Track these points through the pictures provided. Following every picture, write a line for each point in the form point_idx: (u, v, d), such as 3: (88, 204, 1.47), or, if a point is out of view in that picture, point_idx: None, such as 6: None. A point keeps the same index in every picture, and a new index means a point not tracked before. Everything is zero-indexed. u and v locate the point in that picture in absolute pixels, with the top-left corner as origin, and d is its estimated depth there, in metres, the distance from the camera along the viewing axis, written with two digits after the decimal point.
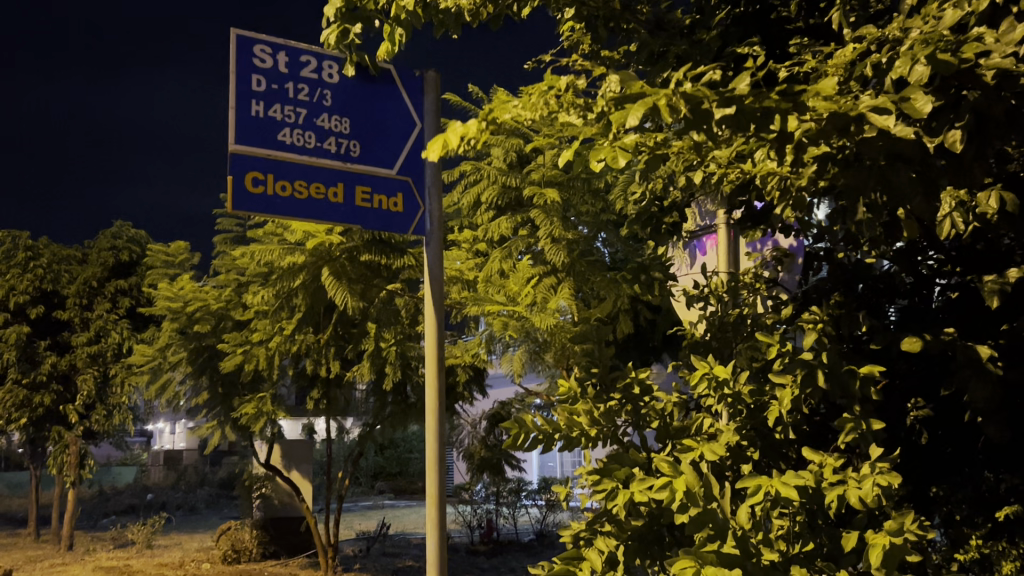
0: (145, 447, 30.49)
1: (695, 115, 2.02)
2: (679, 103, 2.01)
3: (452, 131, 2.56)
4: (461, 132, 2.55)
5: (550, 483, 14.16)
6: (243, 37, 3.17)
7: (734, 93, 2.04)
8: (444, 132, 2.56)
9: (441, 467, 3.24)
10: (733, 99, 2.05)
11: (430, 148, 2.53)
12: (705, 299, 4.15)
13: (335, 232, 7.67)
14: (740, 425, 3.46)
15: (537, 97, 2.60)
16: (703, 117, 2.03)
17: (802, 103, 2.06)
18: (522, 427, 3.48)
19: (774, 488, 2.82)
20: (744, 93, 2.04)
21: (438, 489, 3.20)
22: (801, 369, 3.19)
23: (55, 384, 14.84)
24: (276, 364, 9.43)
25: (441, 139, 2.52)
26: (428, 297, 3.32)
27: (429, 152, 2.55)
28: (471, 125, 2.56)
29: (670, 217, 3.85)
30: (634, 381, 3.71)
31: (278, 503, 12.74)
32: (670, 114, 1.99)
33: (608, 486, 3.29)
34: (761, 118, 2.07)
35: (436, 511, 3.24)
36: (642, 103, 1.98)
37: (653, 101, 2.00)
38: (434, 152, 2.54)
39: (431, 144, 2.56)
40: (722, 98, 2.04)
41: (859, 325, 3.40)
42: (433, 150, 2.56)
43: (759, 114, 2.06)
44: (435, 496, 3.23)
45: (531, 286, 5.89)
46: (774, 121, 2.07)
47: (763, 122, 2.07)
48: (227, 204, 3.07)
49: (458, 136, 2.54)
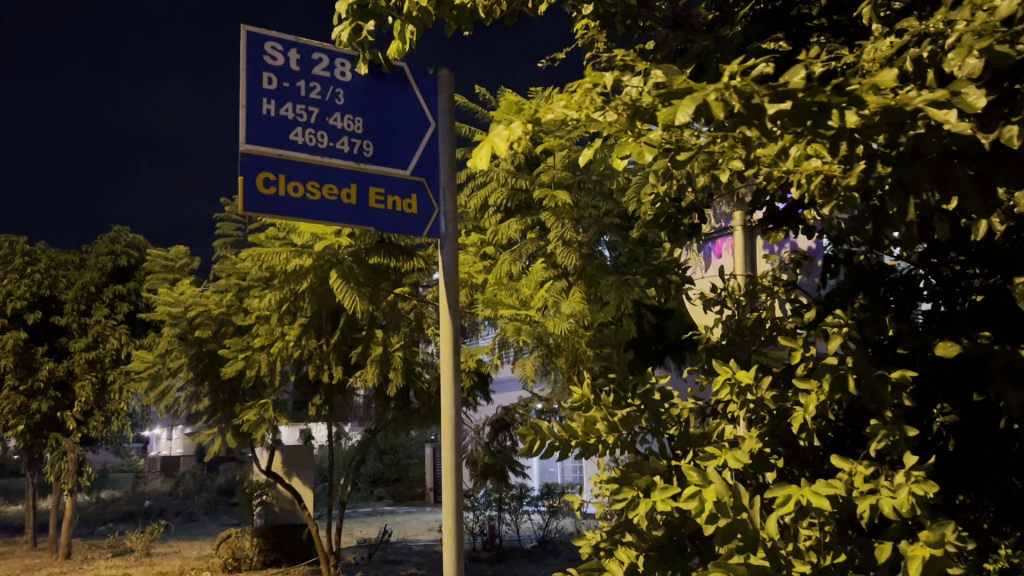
0: (143, 452, 30.24)
1: (747, 112, 1.89)
2: (731, 98, 1.87)
3: (497, 137, 2.36)
4: (507, 136, 2.35)
5: (552, 488, 14.11)
6: (253, 34, 3.07)
7: (785, 88, 1.91)
8: (489, 137, 2.37)
9: (457, 475, 3.14)
10: (786, 94, 1.92)
11: (475, 155, 2.32)
12: (722, 303, 4.07)
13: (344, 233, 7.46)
14: (762, 432, 3.37)
15: (581, 95, 2.41)
16: (756, 112, 1.90)
17: (857, 97, 1.92)
18: (537, 434, 3.37)
19: (805, 497, 2.74)
20: (798, 87, 1.91)
21: (455, 500, 3.10)
22: (829, 375, 3.11)
23: (52, 390, 14.71)
24: (278, 369, 9.36)
25: (487, 145, 2.32)
26: (442, 301, 3.22)
27: (475, 160, 2.33)
28: (516, 127, 2.37)
29: (688, 218, 3.78)
30: (652, 386, 3.63)
31: (278, 510, 12.59)
32: (725, 109, 1.83)
33: (627, 494, 3.18)
34: (818, 112, 1.93)
35: (453, 522, 3.13)
36: (689, 99, 1.83)
37: (702, 96, 1.84)
38: (482, 159, 2.33)
39: (475, 150, 2.35)
40: (775, 93, 1.91)
41: (885, 328, 3.30)
42: (480, 158, 2.35)
43: (816, 108, 1.92)
44: (451, 505, 3.13)
45: (542, 290, 5.82)
46: (831, 117, 1.92)
47: (819, 118, 1.93)
48: (237, 206, 2.97)
49: (504, 142, 2.33)
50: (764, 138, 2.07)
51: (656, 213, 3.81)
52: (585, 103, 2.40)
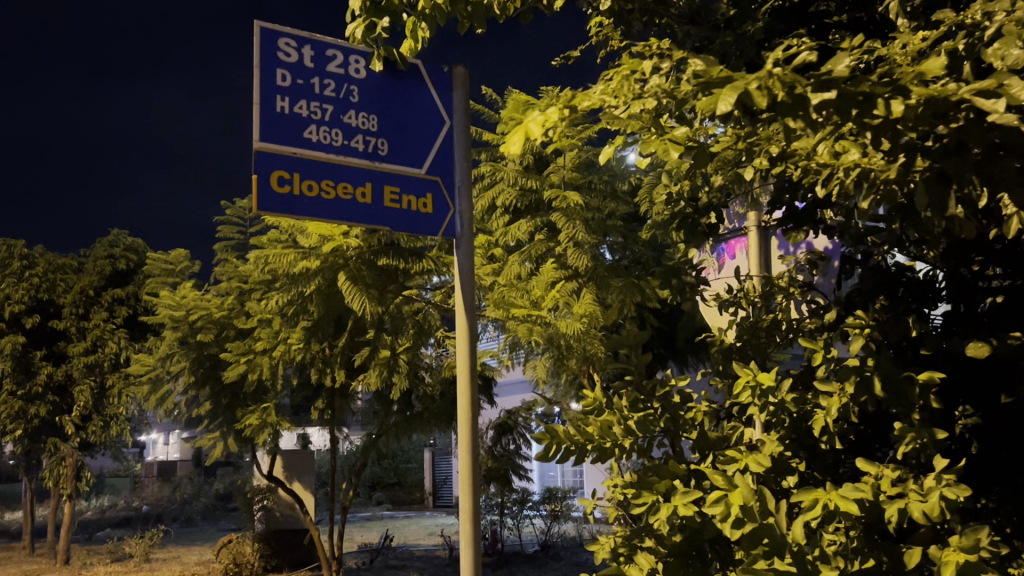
0: (141, 457, 30.20)
1: (792, 101, 1.83)
2: (774, 86, 1.81)
3: (532, 121, 2.22)
4: (542, 121, 2.21)
5: (554, 493, 14.11)
6: (266, 29, 3.02)
7: (829, 75, 1.87)
8: (522, 122, 2.22)
9: (475, 479, 3.07)
10: (830, 82, 1.87)
11: (507, 139, 2.17)
12: (736, 304, 4.05)
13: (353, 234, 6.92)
14: (783, 435, 3.31)
15: (619, 82, 2.33)
16: (799, 101, 1.85)
17: (902, 87, 1.87)
18: (553, 438, 3.27)
19: (832, 501, 2.69)
20: (843, 74, 1.87)
21: (473, 503, 3.03)
22: (853, 377, 3.05)
23: (51, 395, 14.60)
24: (280, 373, 9.29)
25: (520, 128, 2.18)
26: (459, 301, 3.17)
27: (506, 145, 2.18)
28: (552, 112, 2.23)
29: (707, 218, 3.72)
30: (671, 388, 3.59)
31: (280, 515, 12.60)
32: (768, 98, 1.77)
33: (647, 499, 3.12)
34: (862, 102, 1.88)
35: (470, 526, 3.07)
36: (731, 87, 1.77)
37: (744, 85, 1.78)
38: (514, 143, 2.19)
39: (508, 134, 2.20)
40: (818, 81, 1.86)
41: (909, 329, 3.24)
42: (511, 143, 2.21)
43: (862, 97, 1.87)
44: (469, 510, 3.06)
45: (553, 291, 5.78)
46: (877, 106, 1.87)
47: (865, 108, 1.88)
48: (251, 206, 2.91)
49: (538, 127, 2.20)
50: (804, 129, 2.01)
51: (675, 214, 3.69)
52: (622, 91, 2.32)
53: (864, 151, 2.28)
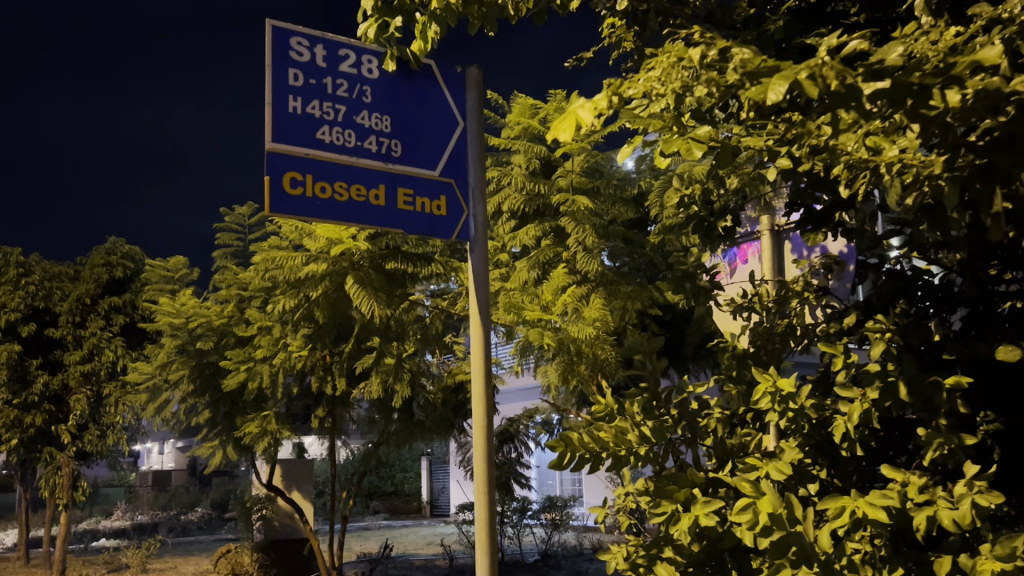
0: (136, 466, 30.03)
1: (843, 90, 1.86)
2: (826, 75, 1.84)
3: (580, 108, 2.16)
4: (591, 108, 2.16)
5: (554, 501, 14.07)
6: (279, 29, 2.98)
7: (880, 65, 1.91)
8: (571, 109, 2.16)
9: (490, 488, 3.02)
10: (881, 71, 1.92)
11: (558, 127, 2.11)
12: (750, 309, 4.02)
13: (361, 236, 6.79)
14: (802, 441, 3.24)
15: (667, 67, 2.23)
16: (852, 91, 1.87)
17: (956, 76, 1.89)
18: (567, 445, 3.13)
19: (861, 509, 2.62)
20: (896, 63, 1.90)
21: (489, 511, 2.98)
22: (878, 382, 2.99)
23: (47, 404, 14.46)
24: (280, 381, 9.24)
25: (571, 116, 2.13)
26: (473, 304, 3.11)
27: (556, 132, 2.13)
28: (601, 99, 2.18)
29: (724, 221, 3.66)
30: (688, 396, 3.57)
31: (278, 525, 12.46)
32: (819, 87, 1.81)
33: (665, 508, 3.05)
34: (917, 93, 1.90)
35: (486, 534, 3.01)
36: (781, 76, 1.80)
37: (793, 75, 1.81)
38: (565, 132, 2.13)
39: (557, 122, 2.14)
40: (871, 71, 1.91)
41: (930, 333, 3.20)
42: (561, 131, 2.14)
43: (915, 88, 1.88)
44: (484, 518, 3.01)
45: (564, 295, 5.70)
46: (932, 97, 1.90)
47: (920, 99, 1.90)
48: (263, 207, 2.86)
49: (589, 114, 2.15)
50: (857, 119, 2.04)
51: (689, 215, 3.65)
52: (671, 78, 2.22)
53: (898, 149, 2.23)
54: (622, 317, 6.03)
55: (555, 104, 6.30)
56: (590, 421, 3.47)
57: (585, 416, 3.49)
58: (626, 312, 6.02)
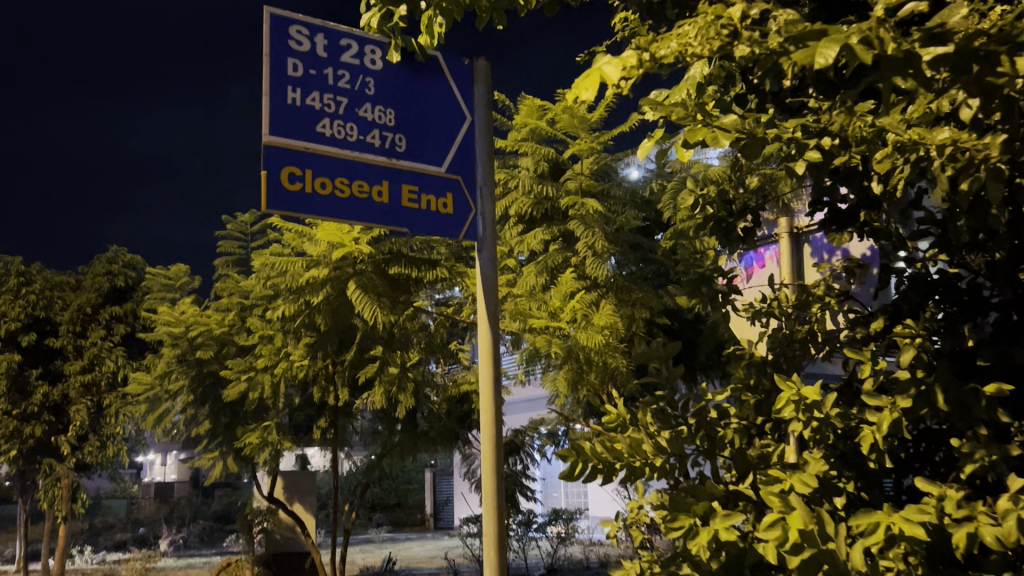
0: (138, 477, 29.87)
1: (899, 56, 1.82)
2: (878, 39, 1.78)
3: (605, 65, 1.96)
4: (619, 63, 1.96)
5: (559, 514, 13.86)
6: (278, 17, 2.87)
7: (940, 28, 1.89)
8: (597, 65, 1.97)
9: (499, 496, 2.88)
10: (942, 36, 1.87)
11: (581, 83, 1.94)
12: (769, 314, 3.85)
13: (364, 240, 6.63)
14: (827, 453, 3.06)
15: (705, 27, 2.15)
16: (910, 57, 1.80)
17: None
18: (579, 455, 2.96)
19: (896, 524, 2.44)
20: (957, 27, 1.85)
21: (497, 519, 2.85)
22: (910, 389, 2.81)
23: (46, 414, 14.29)
24: (281, 391, 9.11)
25: (596, 72, 1.93)
26: (480, 306, 2.98)
27: (580, 89, 1.96)
28: (629, 57, 2.00)
29: (743, 222, 3.45)
30: (706, 404, 3.39)
31: (281, 538, 12.30)
32: (872, 52, 1.74)
33: (683, 522, 2.87)
34: (983, 61, 1.85)
35: (495, 546, 2.87)
36: (830, 40, 1.73)
37: (846, 39, 1.73)
38: (589, 89, 1.94)
39: (581, 79, 1.98)
40: (929, 36, 1.88)
41: (964, 337, 3.03)
42: (584, 88, 1.95)
43: (982, 53, 1.84)
44: (493, 527, 2.87)
45: (573, 301, 5.56)
46: (1000, 64, 1.85)
47: (986, 66, 1.85)
48: (260, 202, 2.74)
49: (615, 70, 1.95)
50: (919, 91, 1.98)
51: (706, 216, 3.46)
52: (708, 39, 2.14)
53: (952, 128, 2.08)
54: (631, 326, 5.87)
55: (564, 106, 6.20)
56: (602, 430, 3.30)
57: (597, 425, 3.32)
58: (634, 319, 5.87)
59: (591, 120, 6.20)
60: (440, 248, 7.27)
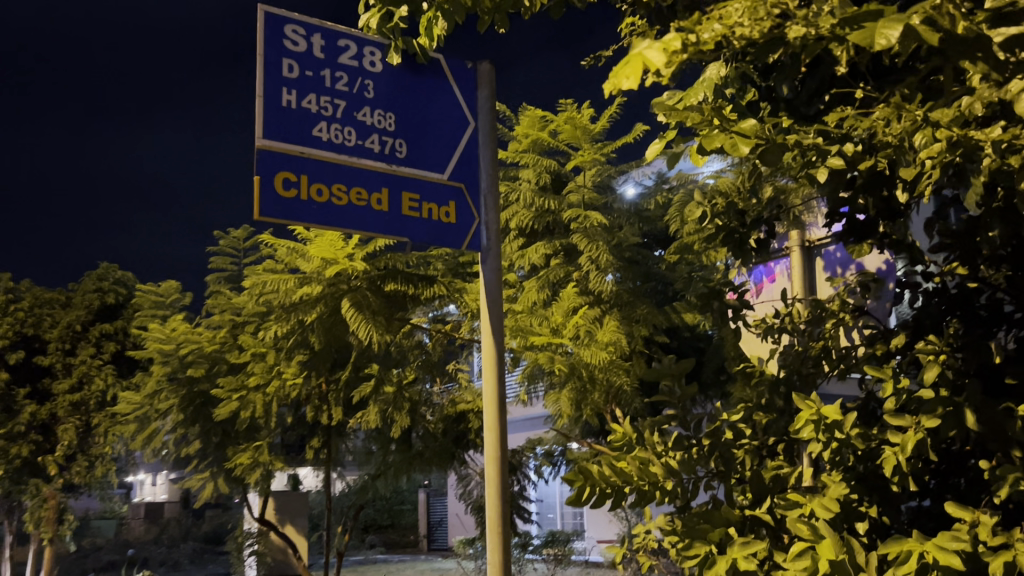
0: (128, 497, 29.48)
1: (969, 36, 1.80)
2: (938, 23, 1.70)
3: (647, 50, 1.80)
4: (660, 48, 1.80)
5: (556, 536, 13.59)
6: (274, 16, 2.83)
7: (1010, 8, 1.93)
8: (637, 51, 1.80)
9: (501, 511, 2.81)
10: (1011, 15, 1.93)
11: (623, 70, 1.75)
12: (781, 330, 3.68)
13: (359, 256, 6.53)
14: (849, 477, 2.89)
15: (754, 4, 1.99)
16: (979, 39, 1.80)
17: None
18: (586, 480, 2.79)
19: (932, 554, 2.29)
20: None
21: (501, 534, 2.78)
22: (940, 408, 2.66)
23: (33, 434, 14.04)
24: (274, 410, 8.94)
25: (639, 57, 1.76)
26: (485, 317, 2.94)
27: (620, 77, 1.77)
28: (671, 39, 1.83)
29: (755, 233, 3.31)
30: (719, 425, 3.22)
31: (272, 561, 12.03)
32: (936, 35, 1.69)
33: (698, 551, 2.71)
34: None
35: (499, 562, 2.81)
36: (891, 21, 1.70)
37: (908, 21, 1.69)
38: (631, 77, 1.76)
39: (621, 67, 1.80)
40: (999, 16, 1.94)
41: (992, 354, 2.88)
42: (625, 78, 1.78)
43: None
44: (497, 543, 2.81)
45: (576, 318, 5.43)
46: None
47: None
48: (254, 209, 2.69)
49: (659, 56, 1.79)
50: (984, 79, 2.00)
51: (717, 228, 3.30)
52: (757, 17, 1.98)
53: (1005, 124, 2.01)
54: (632, 344, 5.73)
55: (565, 118, 6.15)
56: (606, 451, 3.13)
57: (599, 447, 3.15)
58: (634, 336, 5.73)
59: (594, 132, 6.19)
60: (437, 263, 7.13)
